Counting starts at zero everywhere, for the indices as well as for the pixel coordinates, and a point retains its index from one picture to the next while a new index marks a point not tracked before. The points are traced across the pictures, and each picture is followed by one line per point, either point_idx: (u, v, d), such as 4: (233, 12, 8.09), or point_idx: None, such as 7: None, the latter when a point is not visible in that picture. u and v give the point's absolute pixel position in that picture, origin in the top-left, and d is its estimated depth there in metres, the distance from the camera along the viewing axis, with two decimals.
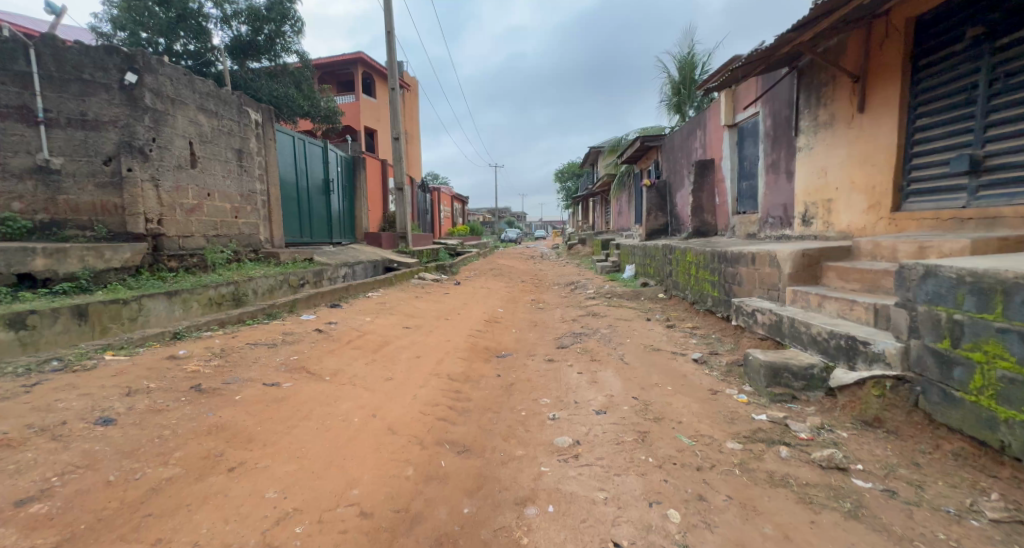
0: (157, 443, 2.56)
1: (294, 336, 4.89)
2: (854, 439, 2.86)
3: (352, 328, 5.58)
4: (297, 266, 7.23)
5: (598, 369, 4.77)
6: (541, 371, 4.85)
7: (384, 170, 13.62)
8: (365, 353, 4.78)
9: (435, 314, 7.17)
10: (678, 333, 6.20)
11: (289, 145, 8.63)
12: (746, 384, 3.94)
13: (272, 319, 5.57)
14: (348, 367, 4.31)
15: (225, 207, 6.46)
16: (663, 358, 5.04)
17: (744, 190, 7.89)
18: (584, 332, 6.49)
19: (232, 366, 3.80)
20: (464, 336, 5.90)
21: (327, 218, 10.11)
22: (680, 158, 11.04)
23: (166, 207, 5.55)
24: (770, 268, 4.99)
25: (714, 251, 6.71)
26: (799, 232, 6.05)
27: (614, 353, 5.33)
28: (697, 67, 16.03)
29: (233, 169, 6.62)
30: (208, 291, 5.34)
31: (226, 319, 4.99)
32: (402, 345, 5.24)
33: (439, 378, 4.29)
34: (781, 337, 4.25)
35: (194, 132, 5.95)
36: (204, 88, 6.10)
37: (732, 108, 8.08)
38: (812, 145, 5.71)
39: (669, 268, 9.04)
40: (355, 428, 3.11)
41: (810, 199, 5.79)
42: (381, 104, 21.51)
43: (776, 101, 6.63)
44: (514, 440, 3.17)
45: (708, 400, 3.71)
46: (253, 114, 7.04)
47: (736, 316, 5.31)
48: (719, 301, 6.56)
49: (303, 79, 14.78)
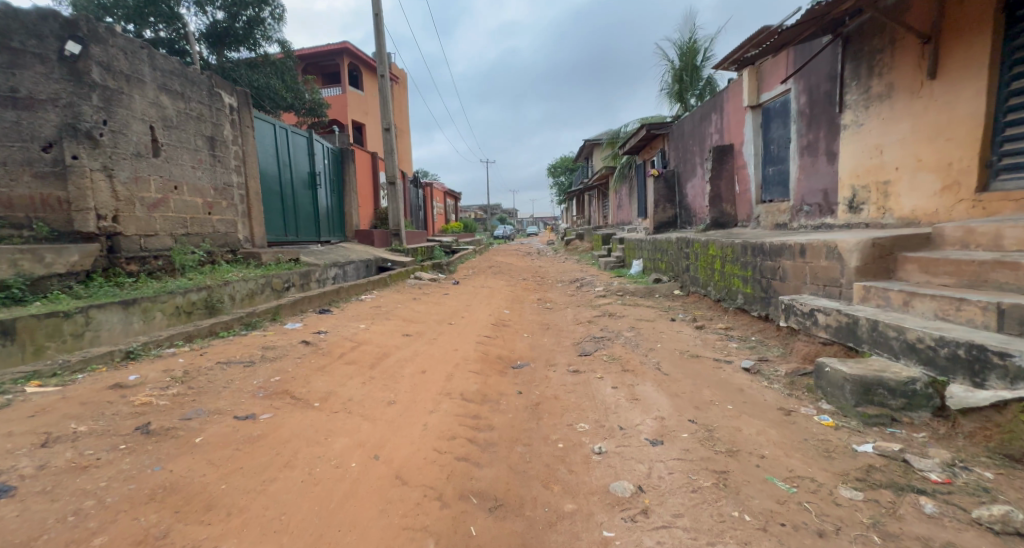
0: (70, 525, 1.84)
1: (277, 351, 4.14)
2: (1006, 483, 2.21)
3: (345, 338, 4.85)
4: (280, 267, 6.49)
5: (636, 383, 4.08)
6: (567, 385, 4.16)
7: (374, 164, 12.82)
8: (361, 370, 4.04)
9: (438, 318, 6.47)
10: (712, 337, 5.55)
11: (269, 133, 7.81)
12: (825, 402, 3.28)
13: (252, 330, 4.83)
14: (341, 389, 3.58)
15: (196, 201, 5.69)
16: (707, 367, 4.36)
17: (771, 176, 7.28)
18: (606, 335, 5.80)
19: (196, 395, 3.04)
20: (473, 344, 5.19)
21: (313, 213, 9.31)
22: (691, 145, 10.39)
23: (122, 202, 4.77)
24: (829, 262, 4.34)
25: (746, 243, 6.06)
26: (844, 220, 5.49)
27: (649, 363, 4.64)
28: (698, 53, 15.35)
29: (204, 160, 5.84)
30: (175, 298, 4.60)
31: (195, 331, 4.23)
32: (404, 357, 4.52)
33: (453, 401, 3.57)
34: (856, 342, 3.60)
35: (156, 115, 5.17)
36: (167, 66, 5.32)
37: (756, 87, 7.42)
38: (862, 121, 5.12)
39: (686, 263, 8.39)
40: (352, 478, 2.40)
41: (859, 182, 5.23)
42: (369, 96, 20.59)
43: (813, 76, 6.01)
44: (560, 488, 2.48)
45: (785, 423, 3.04)
46: (228, 98, 6.25)
47: (786, 316, 4.66)
48: (753, 299, 5.92)
49: (286, 70, 14.02)
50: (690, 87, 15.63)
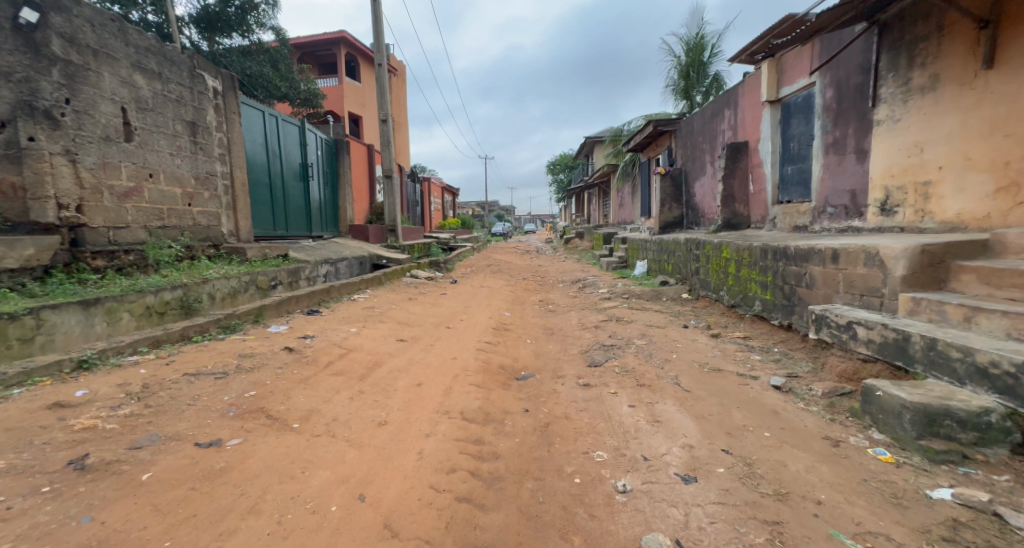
0: None
1: (256, 360, 3.70)
2: None
3: (333, 344, 4.42)
4: (266, 264, 6.07)
5: (655, 401, 3.68)
6: (579, 402, 3.75)
7: (371, 157, 12.37)
8: (348, 383, 3.61)
9: (434, 321, 6.03)
10: (730, 347, 5.14)
11: (259, 120, 7.35)
12: (876, 431, 2.89)
13: (231, 334, 4.39)
14: (325, 406, 3.15)
15: (175, 191, 5.24)
16: (732, 383, 3.96)
17: (789, 175, 6.90)
18: (616, 343, 5.38)
19: (154, 414, 2.60)
20: (474, 351, 4.76)
21: (305, 206, 8.86)
22: (701, 142, 10.00)
23: (88, 189, 4.31)
24: (870, 269, 3.94)
25: (766, 246, 5.66)
26: (875, 224, 5.15)
27: (667, 376, 4.22)
28: (705, 49, 14.94)
29: (184, 147, 5.39)
30: (146, 297, 4.15)
31: (163, 336, 3.77)
32: (398, 367, 4.09)
33: (452, 422, 3.15)
34: (907, 361, 3.25)
35: (129, 96, 4.71)
36: (142, 42, 4.86)
37: (776, 81, 7.02)
38: (899, 116, 4.80)
39: (696, 265, 7.99)
40: (331, 529, 1.98)
41: (894, 182, 4.90)
42: (365, 87, 20.07)
43: (843, 67, 5.64)
44: (581, 540, 2.09)
45: (835, 458, 2.63)
46: (211, 81, 5.80)
47: (816, 328, 4.26)
48: (773, 306, 5.53)
49: (280, 58, 13.58)
50: (697, 84, 15.23)
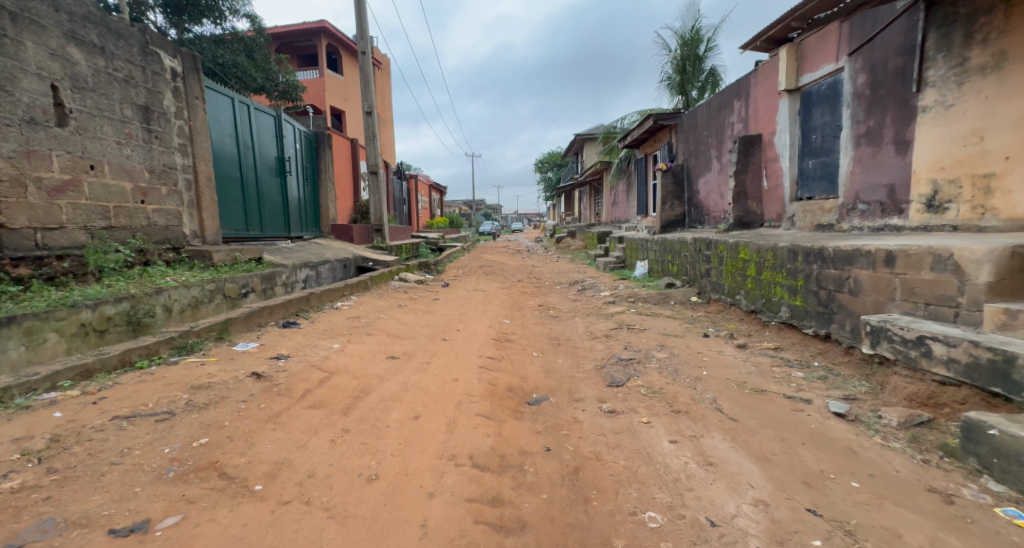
0: None
1: (213, 392, 3.02)
2: None
3: (310, 366, 3.74)
4: (235, 270, 5.37)
5: (699, 434, 3.08)
6: (608, 436, 3.13)
7: (355, 152, 11.60)
8: (327, 419, 2.94)
9: (428, 332, 5.35)
10: (764, 360, 4.57)
11: (227, 108, 6.60)
12: (991, 479, 2.31)
13: (186, 356, 3.70)
14: (297, 456, 2.50)
15: (123, 186, 4.61)
16: (783, 409, 3.36)
17: (810, 169, 6.36)
18: (635, 357, 4.77)
19: (57, 485, 2.01)
20: (476, 370, 4.11)
21: (282, 205, 8.09)
22: (706, 136, 9.45)
23: (4, 182, 3.67)
24: (940, 274, 3.39)
25: (796, 246, 5.09)
26: (920, 222, 4.58)
27: (703, 400, 3.62)
28: (701, 42, 14.43)
29: (135, 135, 4.75)
30: (80, 313, 3.51)
31: (95, 365, 3.13)
32: (389, 394, 3.43)
33: (461, 474, 2.51)
34: (1010, 388, 2.71)
35: (63, 72, 4.09)
36: (78, 9, 4.25)
37: (795, 68, 6.42)
38: (951, 101, 4.25)
39: (707, 266, 7.41)
40: None
41: (942, 176, 4.35)
42: (348, 81, 19.26)
43: (877, 51, 5.02)
44: None
45: (960, 524, 2.08)
46: (168, 60, 5.15)
47: (871, 341, 3.65)
48: (805, 313, 4.96)
49: (255, 48, 12.77)
50: (693, 78, 14.72)
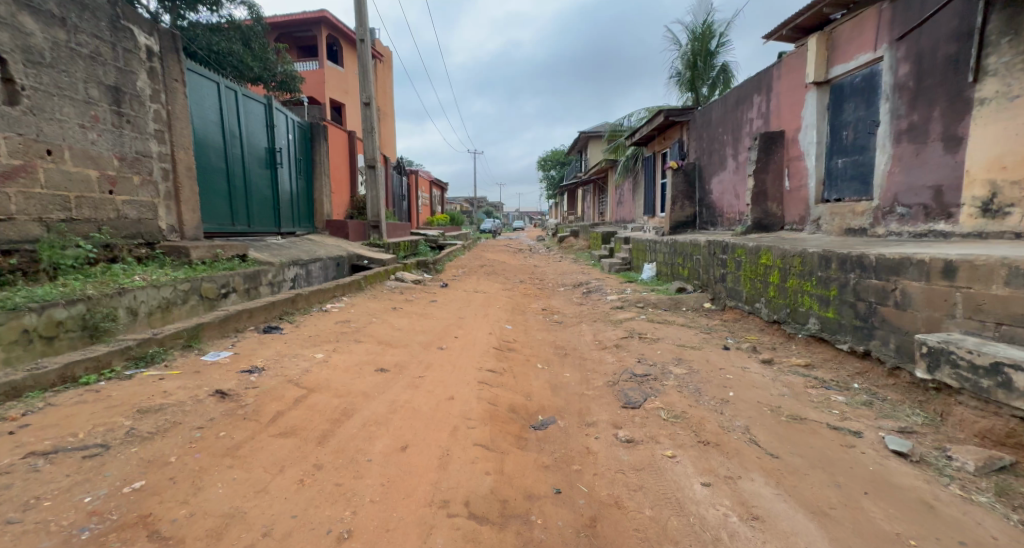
0: None
1: (164, 417, 2.54)
2: None
3: (285, 382, 3.26)
4: (214, 268, 4.91)
5: (737, 475, 2.60)
6: (628, 473, 2.67)
7: (352, 145, 11.12)
8: (298, 451, 2.47)
9: (422, 340, 4.87)
10: (796, 380, 4.09)
11: (211, 93, 6.12)
12: None
13: (145, 369, 3.23)
14: (253, 505, 2.03)
15: (87, 174, 4.15)
16: (830, 444, 2.89)
17: (839, 168, 5.88)
18: (650, 373, 4.28)
19: None
20: (473, 387, 3.63)
21: (272, 198, 7.61)
22: (721, 133, 8.95)
23: None
24: (1017, 290, 3.00)
25: (830, 252, 4.62)
26: (973, 228, 4.12)
27: (734, 429, 3.15)
28: (713, 37, 13.86)
29: (103, 118, 4.28)
30: (22, 318, 3.05)
31: (28, 382, 2.67)
32: (371, 418, 2.95)
33: (453, 530, 2.06)
34: None
35: (14, 44, 3.62)
36: None
37: (826, 58, 5.92)
38: (1017, 92, 3.79)
39: (723, 271, 6.92)
40: None
41: (1004, 177, 3.89)
42: (349, 73, 18.73)
43: (926, 37, 4.53)
44: None
45: None
46: (142, 37, 4.67)
47: (927, 365, 3.17)
48: (838, 327, 4.49)
49: (252, 36, 12.26)
50: (704, 74, 14.19)
